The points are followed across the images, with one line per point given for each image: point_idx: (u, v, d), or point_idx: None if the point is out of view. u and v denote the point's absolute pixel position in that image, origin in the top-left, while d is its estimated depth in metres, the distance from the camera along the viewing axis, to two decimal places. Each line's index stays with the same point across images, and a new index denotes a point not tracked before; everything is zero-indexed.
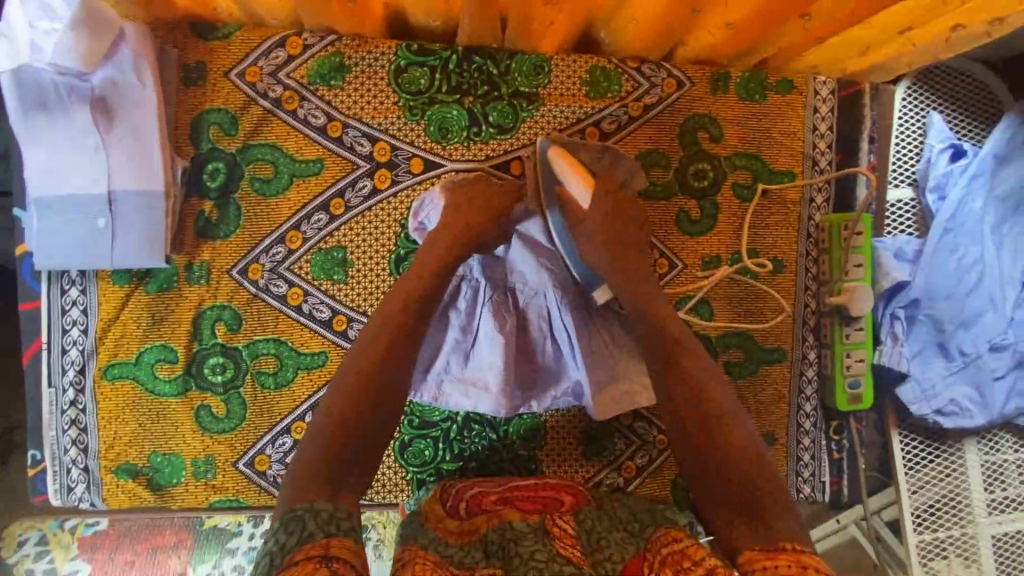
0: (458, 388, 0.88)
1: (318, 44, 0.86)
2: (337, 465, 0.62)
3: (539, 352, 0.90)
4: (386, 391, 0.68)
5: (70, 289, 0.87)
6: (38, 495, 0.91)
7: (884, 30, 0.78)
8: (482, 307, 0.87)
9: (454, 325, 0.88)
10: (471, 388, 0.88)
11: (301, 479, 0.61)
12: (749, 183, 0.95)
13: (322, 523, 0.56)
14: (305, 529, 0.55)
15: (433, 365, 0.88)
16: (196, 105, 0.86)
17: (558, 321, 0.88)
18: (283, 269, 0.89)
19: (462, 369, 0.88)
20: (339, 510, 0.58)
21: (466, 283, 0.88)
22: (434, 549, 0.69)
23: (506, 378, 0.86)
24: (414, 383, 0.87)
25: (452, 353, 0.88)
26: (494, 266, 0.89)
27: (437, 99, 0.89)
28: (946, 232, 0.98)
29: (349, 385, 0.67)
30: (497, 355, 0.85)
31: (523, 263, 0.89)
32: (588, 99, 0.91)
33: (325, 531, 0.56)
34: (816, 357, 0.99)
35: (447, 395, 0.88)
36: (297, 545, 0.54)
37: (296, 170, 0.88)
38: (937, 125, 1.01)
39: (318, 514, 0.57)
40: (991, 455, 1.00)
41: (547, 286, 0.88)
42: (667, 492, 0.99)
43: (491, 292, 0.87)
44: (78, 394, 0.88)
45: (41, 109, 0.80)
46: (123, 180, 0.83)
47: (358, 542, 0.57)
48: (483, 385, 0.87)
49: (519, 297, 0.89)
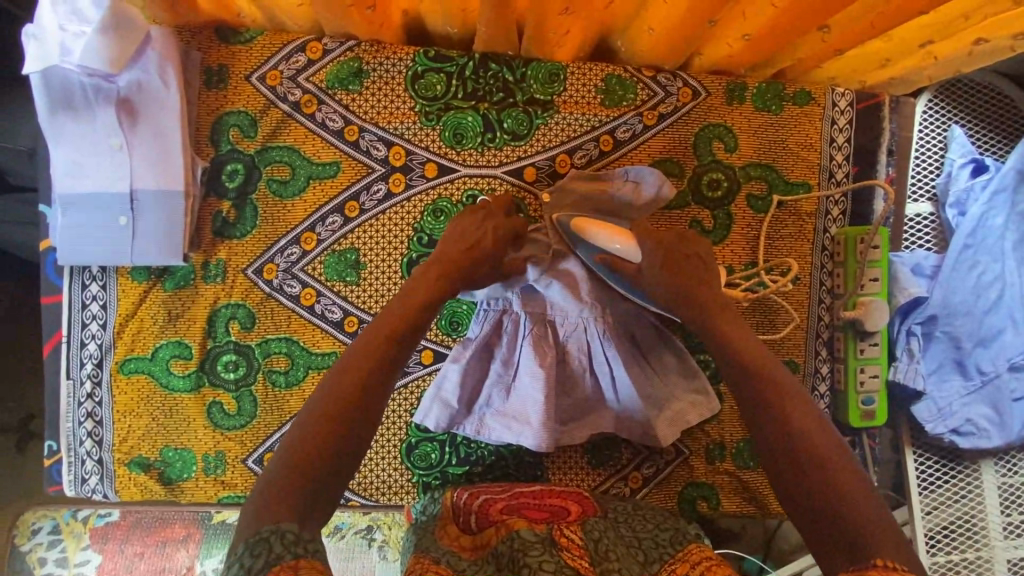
0: (500, 421, 0.90)
1: (337, 49, 0.88)
2: (306, 486, 0.60)
3: (580, 382, 0.91)
4: (362, 412, 0.67)
5: (90, 284, 0.89)
6: (53, 485, 0.93)
7: (904, 41, 0.77)
8: (522, 342, 0.88)
9: (497, 358, 0.90)
10: (514, 422, 0.89)
11: (266, 499, 0.57)
12: (764, 195, 0.95)
13: (289, 544, 0.53)
14: (272, 551, 0.51)
15: (477, 399, 0.92)
16: (216, 107, 0.88)
17: (597, 354, 0.88)
18: (297, 270, 0.91)
19: (503, 403, 0.90)
20: (306, 532, 0.55)
21: (510, 318, 0.89)
22: (447, 564, 0.70)
23: (547, 414, 0.86)
24: (458, 417, 0.91)
25: (495, 385, 0.90)
26: (533, 300, 0.89)
27: (453, 105, 0.90)
28: (966, 247, 0.96)
29: (325, 404, 0.66)
30: (538, 389, 0.86)
31: (564, 300, 0.87)
32: (603, 107, 0.92)
33: (294, 553, 0.52)
34: (829, 371, 0.97)
35: (489, 428, 0.91)
36: (264, 569, 0.50)
37: (313, 173, 0.90)
38: (959, 138, 0.99)
39: (284, 534, 0.53)
40: (1009, 477, 0.97)
41: (587, 319, 0.87)
42: (673, 502, 0.98)
43: (530, 327, 0.88)
44: (94, 387, 0.90)
45: (67, 109, 0.82)
46: (144, 180, 0.85)
47: (325, 565, 0.53)
48: (526, 420, 0.88)
49: (558, 331, 0.89)
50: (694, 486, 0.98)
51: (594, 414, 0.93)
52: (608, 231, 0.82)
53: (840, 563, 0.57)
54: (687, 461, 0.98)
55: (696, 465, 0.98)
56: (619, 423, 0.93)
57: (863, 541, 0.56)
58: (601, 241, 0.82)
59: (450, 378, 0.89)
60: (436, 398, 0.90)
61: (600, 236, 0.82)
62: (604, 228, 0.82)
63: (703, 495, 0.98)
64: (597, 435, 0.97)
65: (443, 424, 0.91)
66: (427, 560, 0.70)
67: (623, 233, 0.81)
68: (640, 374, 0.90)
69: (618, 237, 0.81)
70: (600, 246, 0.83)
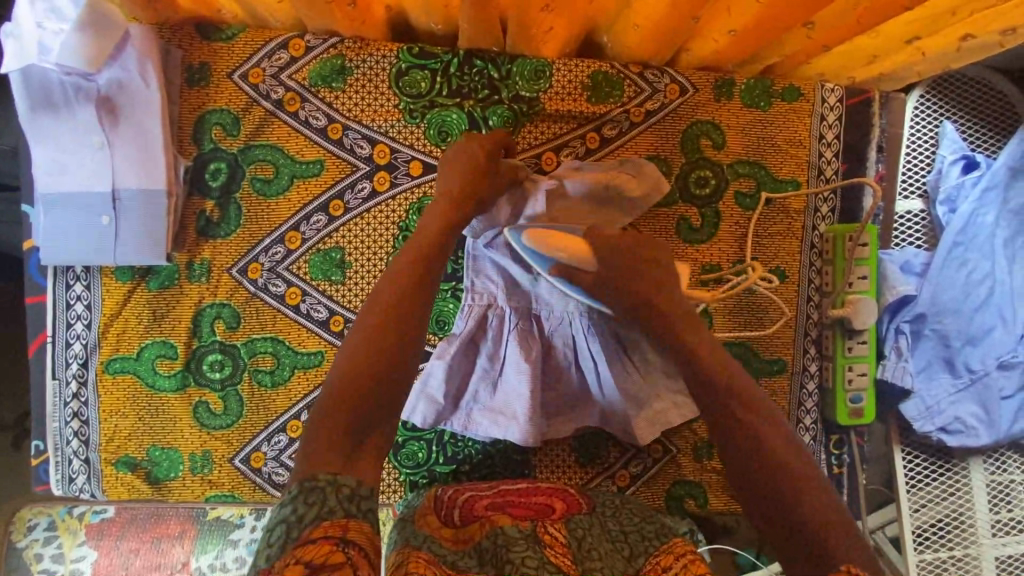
0: (487, 417, 0.89)
1: (320, 46, 0.87)
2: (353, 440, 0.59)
3: (565, 378, 0.91)
4: (397, 365, 0.66)
5: (74, 284, 0.89)
6: (41, 485, 0.93)
7: (893, 37, 0.76)
8: (509, 337, 0.88)
9: (483, 352, 0.90)
10: (500, 417, 0.89)
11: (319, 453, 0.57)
12: (752, 192, 0.94)
13: (343, 498, 0.53)
14: (326, 503, 0.52)
15: (463, 394, 0.91)
16: (199, 105, 0.87)
17: (582, 349, 0.89)
18: (281, 269, 0.90)
19: (490, 399, 0.90)
20: (362, 486, 0.55)
21: (495, 313, 0.89)
22: (427, 551, 0.70)
23: (533, 409, 0.86)
24: (444, 413, 0.90)
25: (481, 381, 0.90)
26: (518, 295, 0.90)
27: (437, 102, 0.89)
28: (956, 244, 0.95)
29: (354, 358, 0.65)
30: (524, 383, 0.86)
31: (549, 294, 0.88)
32: (589, 104, 0.91)
33: (347, 508, 0.53)
34: (817, 370, 0.97)
35: (476, 424, 0.90)
36: (315, 520, 0.51)
37: (297, 172, 0.89)
38: (950, 135, 0.98)
39: (340, 488, 0.54)
40: (998, 475, 0.97)
41: (572, 314, 0.88)
42: (661, 501, 0.98)
43: (514, 325, 0.89)
44: (80, 387, 0.90)
45: (47, 107, 0.81)
46: (126, 178, 0.85)
47: (375, 523, 0.54)
48: (512, 415, 0.88)
49: (543, 325, 0.89)
50: (682, 484, 0.98)
51: (580, 412, 0.93)
52: (561, 244, 0.79)
53: (803, 567, 0.56)
54: (675, 460, 0.98)
55: (684, 463, 0.98)
56: (605, 421, 0.93)
57: (841, 543, 0.56)
58: (546, 251, 0.80)
59: (435, 374, 0.88)
60: (421, 394, 0.89)
61: (545, 246, 0.79)
62: (552, 237, 0.79)
63: (691, 493, 0.98)
64: (584, 433, 0.97)
65: (429, 421, 0.90)
66: (409, 547, 0.70)
67: (570, 242, 0.79)
68: (622, 374, 0.90)
69: (563, 247, 0.79)
70: (547, 256, 0.80)
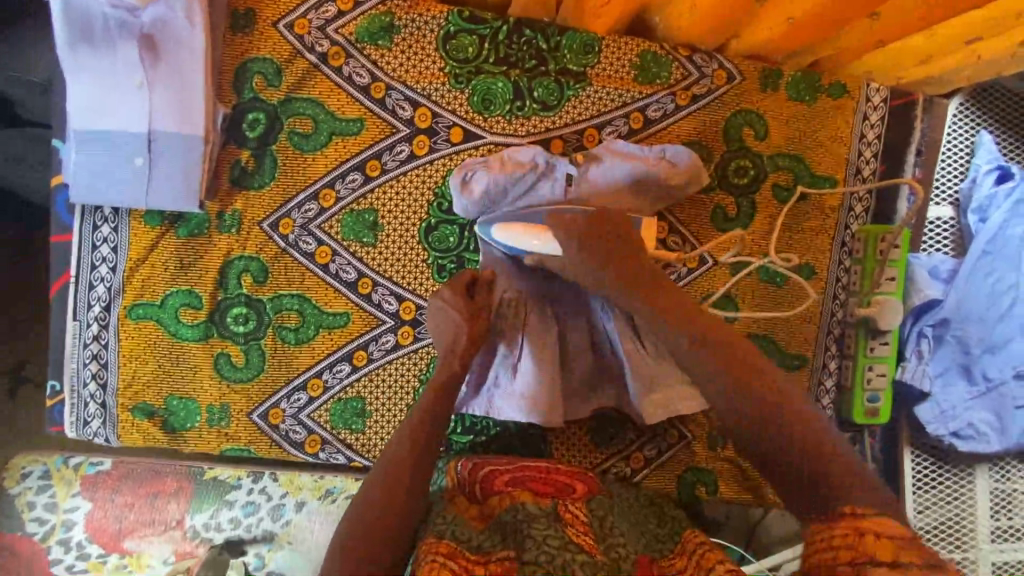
0: (509, 402, 0.87)
1: (369, 2, 0.86)
2: (396, 530, 0.67)
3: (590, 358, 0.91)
4: (424, 452, 0.73)
5: (101, 226, 0.88)
6: (55, 426, 0.92)
7: (951, 38, 0.76)
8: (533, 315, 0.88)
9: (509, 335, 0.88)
10: (520, 402, 0.86)
11: (357, 542, 0.65)
12: (790, 186, 0.94)
13: None
14: None
15: (485, 379, 0.89)
16: (241, 52, 0.86)
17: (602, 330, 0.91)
18: (313, 226, 0.89)
19: (510, 383, 0.87)
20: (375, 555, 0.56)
21: (509, 297, 0.88)
22: (451, 538, 0.70)
23: (552, 396, 0.86)
24: (466, 397, 0.89)
25: (503, 366, 0.88)
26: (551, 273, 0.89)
27: (483, 69, 0.88)
28: (985, 253, 0.96)
29: (401, 439, 0.74)
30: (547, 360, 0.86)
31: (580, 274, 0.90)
32: (635, 84, 0.90)
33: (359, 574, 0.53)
34: (836, 367, 0.98)
35: (498, 410, 0.87)
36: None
37: (336, 129, 0.88)
38: (986, 145, 0.98)
39: None
40: (1001, 483, 0.99)
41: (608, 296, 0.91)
42: (672, 485, 0.99)
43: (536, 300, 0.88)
44: (101, 330, 0.89)
45: (86, 42, 0.79)
46: (163, 121, 0.83)
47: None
48: (533, 402, 0.85)
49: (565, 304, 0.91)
50: (694, 471, 0.99)
51: (601, 393, 0.93)
52: (526, 231, 0.83)
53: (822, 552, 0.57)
54: (689, 446, 0.99)
55: (698, 450, 0.99)
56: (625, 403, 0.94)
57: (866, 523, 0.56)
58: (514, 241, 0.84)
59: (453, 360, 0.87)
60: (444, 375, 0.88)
61: (512, 236, 0.83)
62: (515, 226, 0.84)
63: (701, 480, 0.99)
64: (603, 413, 0.98)
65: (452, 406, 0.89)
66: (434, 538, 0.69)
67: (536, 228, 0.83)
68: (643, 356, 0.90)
69: (532, 236, 0.83)
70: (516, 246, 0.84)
